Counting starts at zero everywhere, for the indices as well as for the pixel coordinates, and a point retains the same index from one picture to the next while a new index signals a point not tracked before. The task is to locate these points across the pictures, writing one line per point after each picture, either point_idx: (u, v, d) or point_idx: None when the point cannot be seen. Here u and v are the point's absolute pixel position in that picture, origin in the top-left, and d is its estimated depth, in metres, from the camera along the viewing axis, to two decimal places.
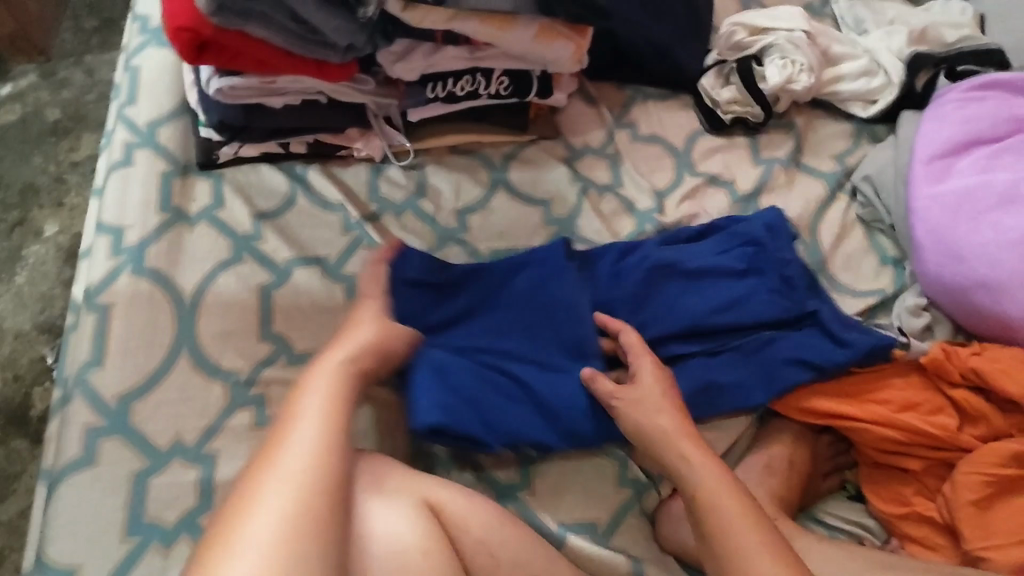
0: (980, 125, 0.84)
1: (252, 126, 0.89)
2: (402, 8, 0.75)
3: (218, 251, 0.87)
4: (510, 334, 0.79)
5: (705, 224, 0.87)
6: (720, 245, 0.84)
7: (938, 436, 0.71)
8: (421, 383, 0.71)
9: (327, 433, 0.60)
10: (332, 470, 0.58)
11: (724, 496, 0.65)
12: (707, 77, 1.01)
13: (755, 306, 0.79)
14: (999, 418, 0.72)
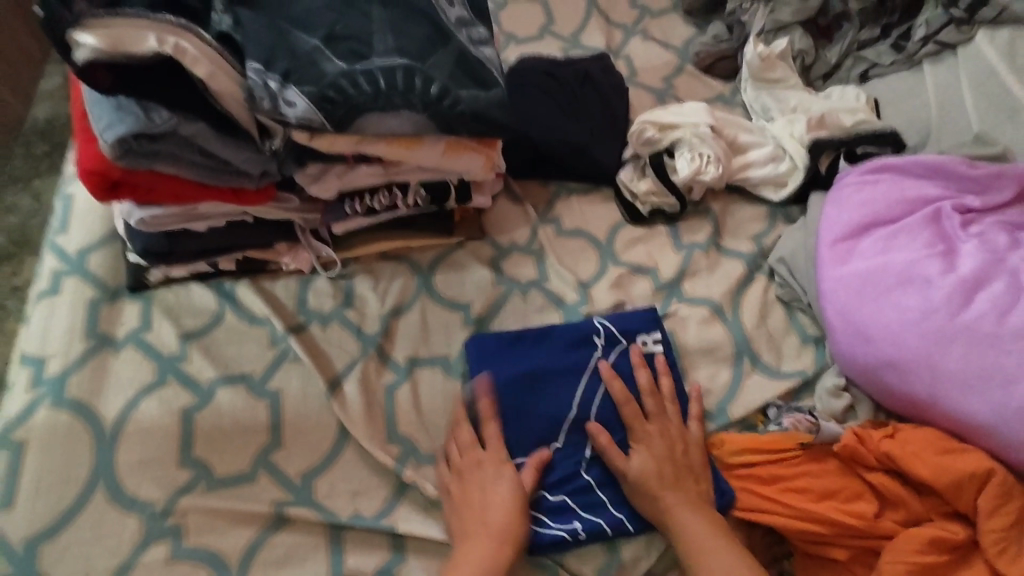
0: (876, 207, 0.87)
1: (178, 250, 0.91)
2: (309, 137, 0.79)
3: (141, 376, 0.87)
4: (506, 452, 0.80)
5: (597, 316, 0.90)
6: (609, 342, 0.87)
7: (858, 524, 0.71)
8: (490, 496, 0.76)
9: (480, 551, 0.72)
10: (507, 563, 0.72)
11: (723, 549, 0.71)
12: (624, 171, 1.06)
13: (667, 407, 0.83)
14: (917, 502, 0.72)
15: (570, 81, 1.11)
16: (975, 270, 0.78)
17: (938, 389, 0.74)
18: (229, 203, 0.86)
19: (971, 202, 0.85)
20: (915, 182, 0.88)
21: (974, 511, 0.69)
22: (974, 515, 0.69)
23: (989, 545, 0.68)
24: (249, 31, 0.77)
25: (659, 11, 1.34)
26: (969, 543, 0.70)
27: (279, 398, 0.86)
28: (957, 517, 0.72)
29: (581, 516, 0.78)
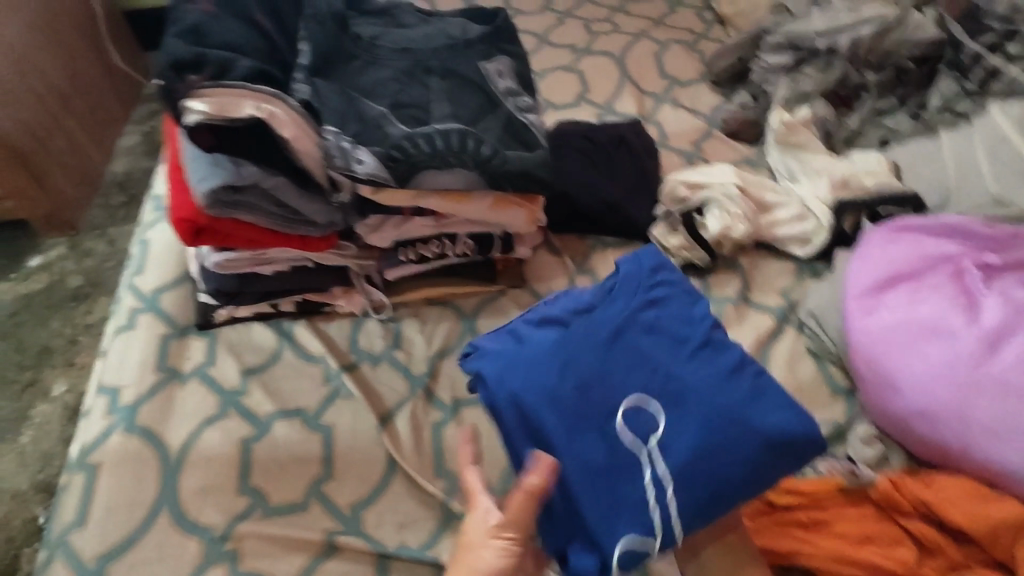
0: (900, 264, 0.92)
1: (245, 291, 1.00)
2: (373, 192, 0.89)
3: (206, 408, 0.93)
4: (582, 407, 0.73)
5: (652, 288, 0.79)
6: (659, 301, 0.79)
7: (900, 570, 0.73)
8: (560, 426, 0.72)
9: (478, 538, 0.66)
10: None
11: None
12: (657, 227, 1.12)
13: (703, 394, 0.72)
14: (956, 550, 0.74)
15: (605, 143, 1.20)
16: (998, 323, 0.81)
17: (968, 437, 0.77)
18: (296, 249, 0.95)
19: (991, 259, 0.89)
20: (936, 241, 0.93)
21: (1012, 559, 0.72)
22: (1011, 561, 0.72)
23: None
24: (325, 97, 0.86)
25: (686, 81, 1.45)
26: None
27: (331, 432, 0.92)
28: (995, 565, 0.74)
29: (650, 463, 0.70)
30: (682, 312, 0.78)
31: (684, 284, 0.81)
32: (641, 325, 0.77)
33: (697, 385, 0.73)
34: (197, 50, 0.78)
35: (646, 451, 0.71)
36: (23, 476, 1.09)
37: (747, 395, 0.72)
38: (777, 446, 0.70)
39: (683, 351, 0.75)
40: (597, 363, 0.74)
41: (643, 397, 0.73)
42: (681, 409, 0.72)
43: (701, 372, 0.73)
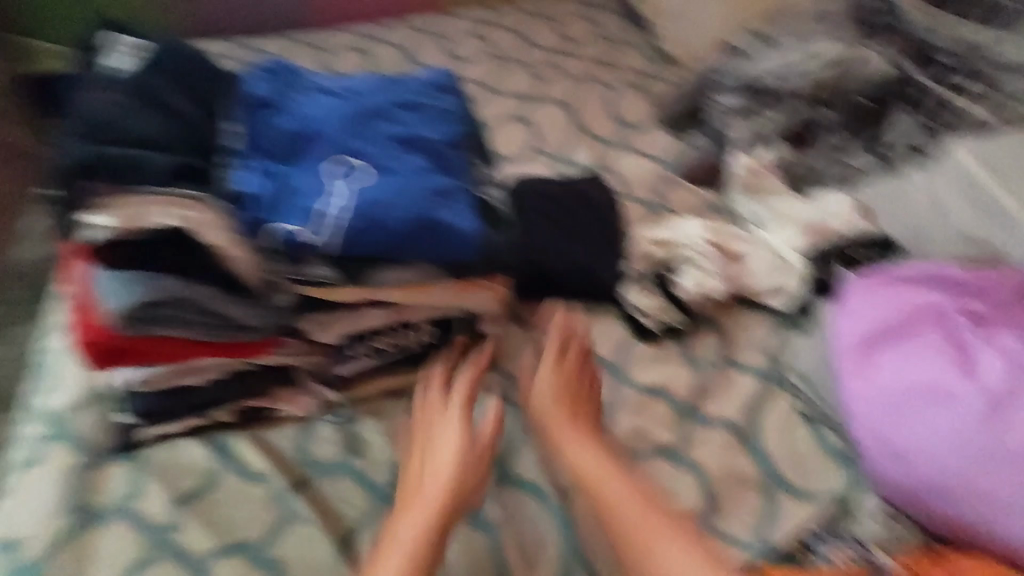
0: (888, 319, 0.87)
1: (175, 408, 0.86)
2: (318, 291, 0.76)
3: (126, 554, 0.78)
4: (358, 141, 0.81)
5: (433, 127, 0.87)
6: (439, 120, 0.89)
7: None
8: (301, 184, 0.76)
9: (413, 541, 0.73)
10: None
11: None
12: (628, 287, 1.05)
13: (433, 182, 0.80)
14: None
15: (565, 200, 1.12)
16: (1000, 381, 0.76)
17: (985, 512, 0.71)
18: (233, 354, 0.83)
19: (979, 307, 0.85)
20: (921, 291, 0.88)
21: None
22: None
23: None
24: (252, 186, 0.76)
25: (640, 124, 1.40)
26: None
27: (283, 568, 0.79)
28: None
29: (344, 196, 0.75)
30: (440, 135, 0.87)
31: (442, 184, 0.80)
32: (411, 135, 0.84)
33: (410, 176, 0.79)
34: None
35: (335, 186, 0.76)
36: None
37: (428, 198, 0.78)
38: (424, 221, 0.76)
39: (415, 168, 0.81)
40: (334, 123, 0.82)
41: (354, 157, 0.80)
42: (377, 176, 0.78)
43: (423, 193, 0.78)
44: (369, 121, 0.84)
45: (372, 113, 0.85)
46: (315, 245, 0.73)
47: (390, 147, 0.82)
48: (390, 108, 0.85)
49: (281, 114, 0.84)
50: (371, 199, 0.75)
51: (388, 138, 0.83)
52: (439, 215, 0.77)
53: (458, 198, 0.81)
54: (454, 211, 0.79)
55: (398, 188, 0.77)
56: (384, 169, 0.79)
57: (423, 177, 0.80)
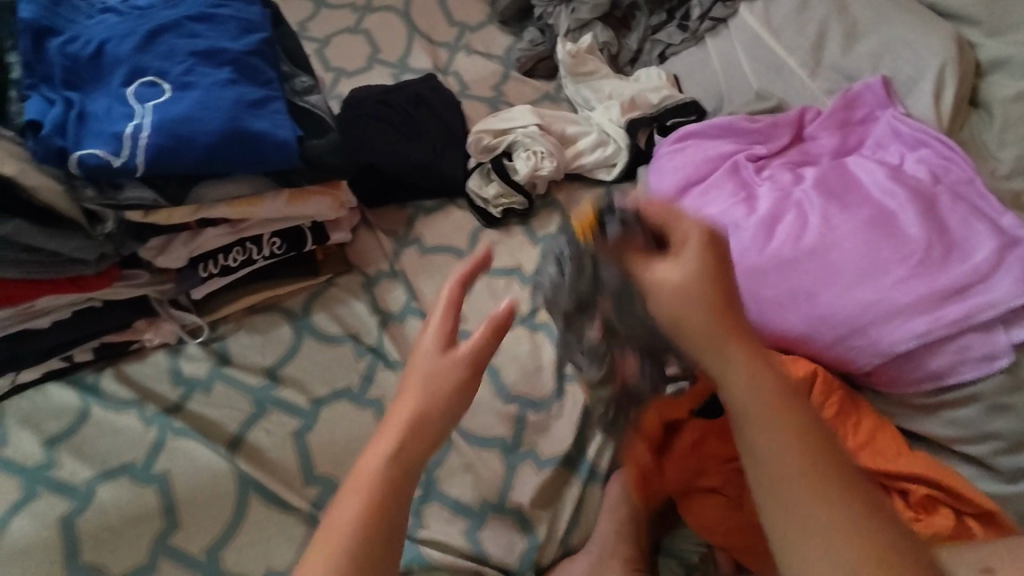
0: (687, 171, 0.98)
1: (24, 353, 0.87)
2: (144, 215, 0.78)
3: (7, 496, 0.81)
4: (154, 61, 0.79)
5: (238, 35, 0.85)
6: (243, 29, 0.86)
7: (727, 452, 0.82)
8: (97, 109, 0.74)
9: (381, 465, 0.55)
10: (388, 498, 0.54)
11: (765, 421, 0.50)
12: (472, 180, 1.11)
13: (242, 92, 0.80)
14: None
15: (403, 105, 1.15)
16: (771, 207, 0.88)
17: (762, 316, 0.83)
18: (69, 292, 0.82)
19: (760, 151, 0.98)
20: (713, 143, 1.00)
21: None
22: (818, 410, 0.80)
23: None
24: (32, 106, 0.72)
25: (475, 25, 1.42)
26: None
27: (166, 480, 0.83)
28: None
29: (148, 115, 0.74)
30: (246, 41, 0.85)
31: (252, 94, 0.80)
32: (214, 47, 0.82)
33: (215, 87, 0.78)
34: None
35: (139, 109, 0.75)
36: None
37: (241, 109, 0.78)
38: (237, 132, 0.76)
39: (220, 79, 0.80)
40: (126, 45, 0.79)
41: (157, 77, 0.78)
42: (181, 94, 0.77)
43: (234, 104, 0.78)
44: (166, 40, 0.81)
45: (168, 28, 0.82)
46: (115, 166, 0.71)
47: (192, 61, 0.80)
48: (187, 28, 0.83)
49: (63, 38, 0.78)
50: (177, 117, 0.74)
51: (189, 53, 0.81)
52: (254, 123, 0.78)
53: (273, 104, 0.81)
54: (270, 119, 0.80)
55: (203, 104, 0.76)
56: (187, 84, 0.78)
57: (232, 89, 0.79)
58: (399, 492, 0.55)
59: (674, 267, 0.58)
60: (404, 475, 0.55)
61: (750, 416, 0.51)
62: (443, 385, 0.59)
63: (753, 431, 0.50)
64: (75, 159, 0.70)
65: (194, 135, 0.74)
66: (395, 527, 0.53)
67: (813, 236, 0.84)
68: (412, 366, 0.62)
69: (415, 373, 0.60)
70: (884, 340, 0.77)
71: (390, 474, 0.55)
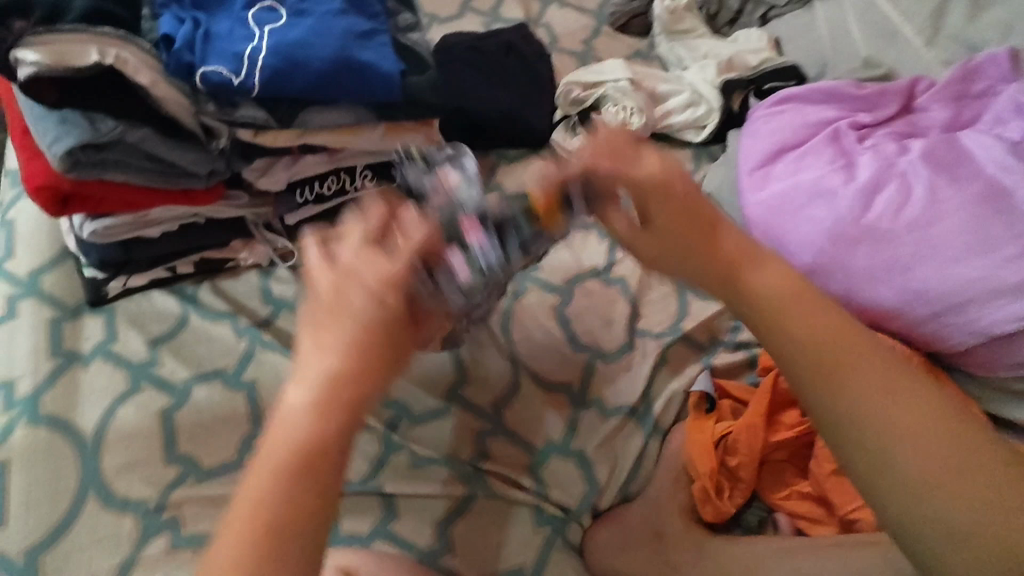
0: (783, 135, 0.95)
1: (134, 258, 0.93)
2: (254, 134, 0.82)
3: (115, 385, 0.89)
4: None
5: None
6: None
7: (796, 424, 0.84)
8: (219, 29, 0.77)
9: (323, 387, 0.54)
10: (322, 447, 0.51)
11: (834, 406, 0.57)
12: (557, 132, 1.15)
13: (353, 23, 0.82)
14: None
15: (494, 51, 1.13)
16: (871, 176, 0.85)
17: (853, 285, 0.81)
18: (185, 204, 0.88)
19: (864, 118, 0.94)
20: (815, 108, 0.96)
21: None
22: None
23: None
24: (161, 22, 0.76)
25: None
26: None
27: (254, 388, 0.89)
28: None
29: (266, 37, 0.77)
30: None
31: (361, 25, 0.83)
32: None
33: (327, 15, 0.81)
34: None
35: (258, 31, 0.78)
36: None
37: (351, 39, 0.81)
38: (347, 60, 0.79)
39: (333, 8, 0.82)
40: None
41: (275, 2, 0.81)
42: (296, 20, 0.80)
43: (345, 33, 0.81)
44: None
45: None
46: (234, 84, 0.75)
47: None
48: None
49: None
50: (292, 41, 0.77)
51: None
52: (362, 54, 0.80)
53: (379, 37, 0.84)
54: (377, 50, 0.82)
55: (317, 31, 0.79)
56: (302, 12, 0.81)
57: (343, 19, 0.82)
58: (324, 464, 0.51)
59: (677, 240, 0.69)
60: (322, 441, 0.51)
61: (855, 400, 0.56)
62: (359, 353, 0.54)
63: (855, 397, 0.56)
64: (201, 73, 0.74)
65: (307, 60, 0.77)
66: (325, 478, 0.51)
67: (916, 208, 0.81)
68: (325, 302, 0.57)
69: (356, 316, 0.56)
70: (980, 319, 0.74)
71: (317, 408, 0.53)
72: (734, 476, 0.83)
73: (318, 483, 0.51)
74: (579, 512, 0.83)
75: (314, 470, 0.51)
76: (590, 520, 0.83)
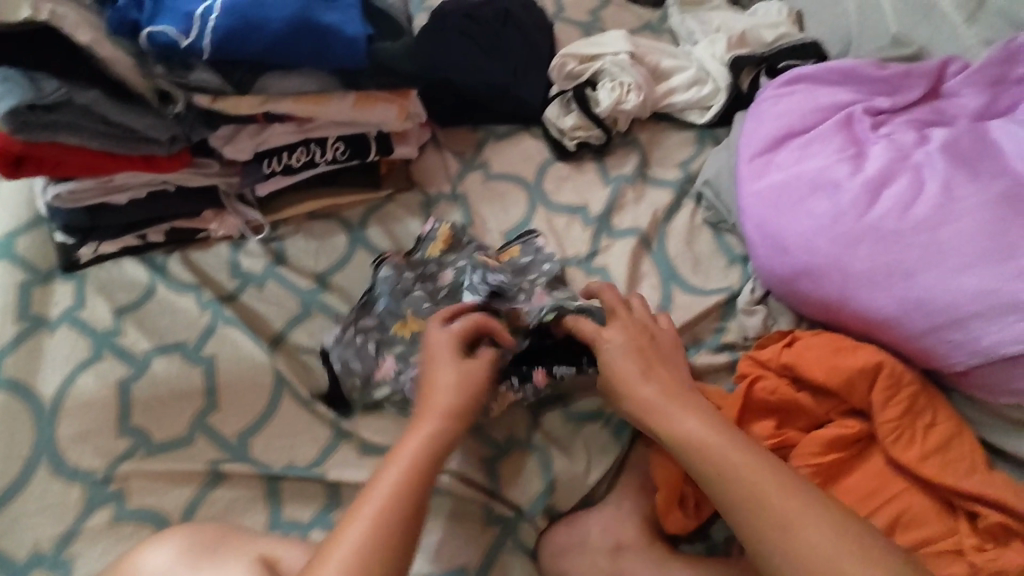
0: (791, 118, 0.85)
1: (102, 225, 0.92)
2: (212, 100, 0.77)
3: (78, 352, 0.87)
4: None
5: None
6: None
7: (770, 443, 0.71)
8: None
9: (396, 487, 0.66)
10: (416, 508, 0.65)
11: (751, 466, 0.63)
12: (550, 108, 1.04)
13: None
14: (817, 406, 0.71)
15: (491, 21, 1.06)
16: (881, 168, 0.76)
17: (847, 289, 0.73)
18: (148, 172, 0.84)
19: (882, 104, 0.83)
20: (828, 90, 0.86)
21: (871, 408, 0.69)
22: (871, 410, 0.69)
23: (886, 435, 0.67)
24: None
25: None
26: (867, 437, 0.69)
27: (213, 364, 0.87)
28: (853, 415, 0.71)
29: None
30: None
31: None
32: None
33: None
34: None
35: None
36: None
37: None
38: (307, 21, 0.73)
39: None
40: None
41: None
42: None
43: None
44: None
45: None
46: (182, 46, 0.71)
47: None
48: None
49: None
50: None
51: None
52: (325, 15, 0.75)
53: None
54: (341, 11, 0.76)
55: None
56: None
57: None
58: (431, 471, 0.68)
59: (677, 418, 0.68)
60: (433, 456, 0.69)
61: (741, 469, 0.63)
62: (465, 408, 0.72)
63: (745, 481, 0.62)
64: (148, 36, 0.70)
65: (264, 21, 0.72)
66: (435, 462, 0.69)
67: (926, 207, 0.71)
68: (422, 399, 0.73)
69: (438, 409, 0.71)
70: (985, 338, 0.66)
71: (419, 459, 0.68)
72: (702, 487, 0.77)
73: (413, 514, 0.65)
74: (532, 514, 0.78)
75: (425, 489, 0.67)
76: (544, 523, 0.78)
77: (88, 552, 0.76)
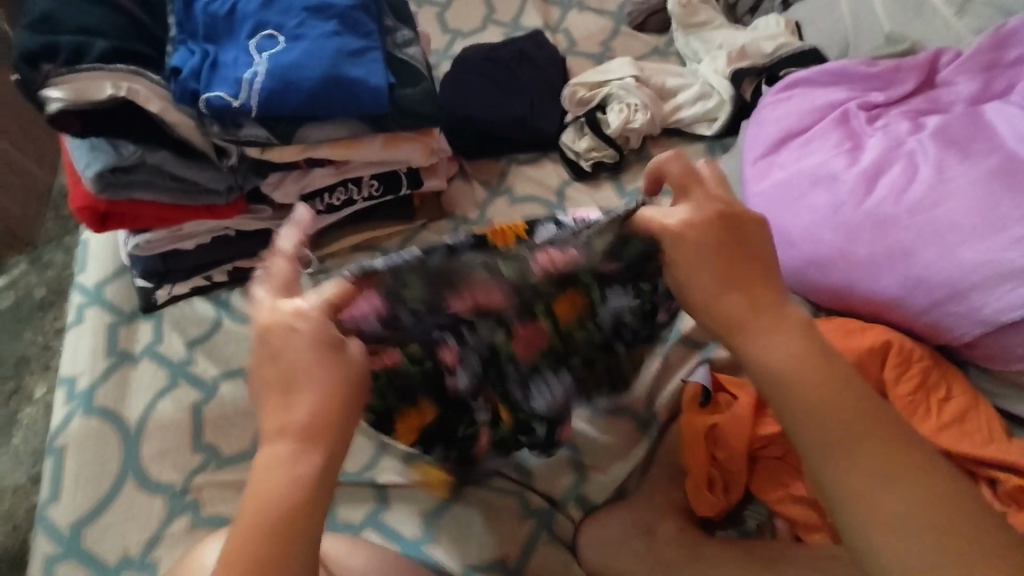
0: (790, 121, 0.87)
1: (174, 269, 1.02)
2: (261, 151, 0.91)
3: (157, 381, 0.98)
4: (272, 14, 0.89)
5: None
6: None
7: None
8: (226, 60, 0.86)
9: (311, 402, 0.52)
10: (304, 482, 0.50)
11: (813, 375, 0.54)
12: (565, 133, 1.11)
13: (344, 41, 0.88)
14: None
15: (505, 61, 1.15)
16: (875, 158, 0.79)
17: (853, 274, 0.76)
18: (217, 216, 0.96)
19: (876, 98, 0.87)
20: (824, 91, 0.89)
21: (885, 386, 0.71)
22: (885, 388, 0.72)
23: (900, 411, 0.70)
24: (177, 58, 0.86)
25: None
26: None
27: None
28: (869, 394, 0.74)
29: (263, 63, 0.85)
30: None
31: (351, 41, 0.89)
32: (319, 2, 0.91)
33: (317, 37, 0.88)
34: (48, 40, 0.80)
35: (258, 58, 0.85)
36: (20, 472, 1.11)
37: (341, 57, 0.87)
38: (336, 78, 0.85)
39: (325, 29, 0.89)
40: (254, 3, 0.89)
41: (274, 29, 0.88)
42: (292, 44, 0.87)
43: (332, 51, 0.87)
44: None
45: None
46: (234, 107, 0.83)
47: (304, 15, 0.89)
48: None
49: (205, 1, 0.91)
50: (286, 64, 0.84)
51: (300, 7, 0.90)
52: (351, 69, 0.86)
53: (370, 50, 0.89)
54: (366, 64, 0.88)
55: (309, 52, 0.86)
56: (298, 36, 0.87)
57: (334, 38, 0.88)
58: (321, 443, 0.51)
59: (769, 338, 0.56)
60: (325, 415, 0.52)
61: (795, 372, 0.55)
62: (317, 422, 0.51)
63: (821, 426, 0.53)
64: (205, 101, 0.83)
65: (300, 80, 0.84)
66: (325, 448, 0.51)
67: (920, 190, 0.75)
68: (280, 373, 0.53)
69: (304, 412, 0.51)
70: (983, 307, 0.69)
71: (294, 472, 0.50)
72: (729, 471, 0.80)
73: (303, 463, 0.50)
74: (566, 507, 0.82)
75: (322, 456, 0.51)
76: (579, 515, 0.82)
77: (169, 554, 0.86)
